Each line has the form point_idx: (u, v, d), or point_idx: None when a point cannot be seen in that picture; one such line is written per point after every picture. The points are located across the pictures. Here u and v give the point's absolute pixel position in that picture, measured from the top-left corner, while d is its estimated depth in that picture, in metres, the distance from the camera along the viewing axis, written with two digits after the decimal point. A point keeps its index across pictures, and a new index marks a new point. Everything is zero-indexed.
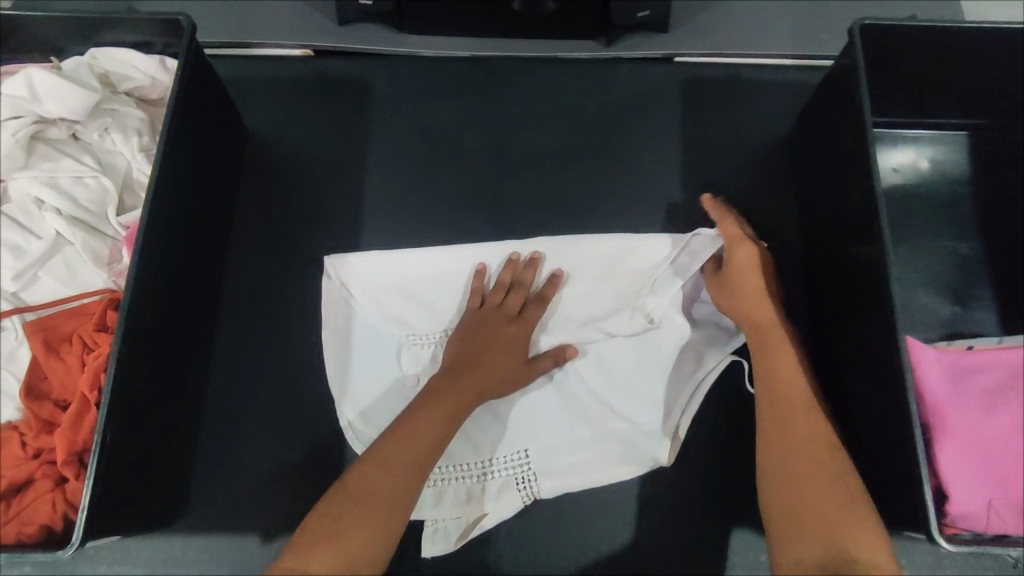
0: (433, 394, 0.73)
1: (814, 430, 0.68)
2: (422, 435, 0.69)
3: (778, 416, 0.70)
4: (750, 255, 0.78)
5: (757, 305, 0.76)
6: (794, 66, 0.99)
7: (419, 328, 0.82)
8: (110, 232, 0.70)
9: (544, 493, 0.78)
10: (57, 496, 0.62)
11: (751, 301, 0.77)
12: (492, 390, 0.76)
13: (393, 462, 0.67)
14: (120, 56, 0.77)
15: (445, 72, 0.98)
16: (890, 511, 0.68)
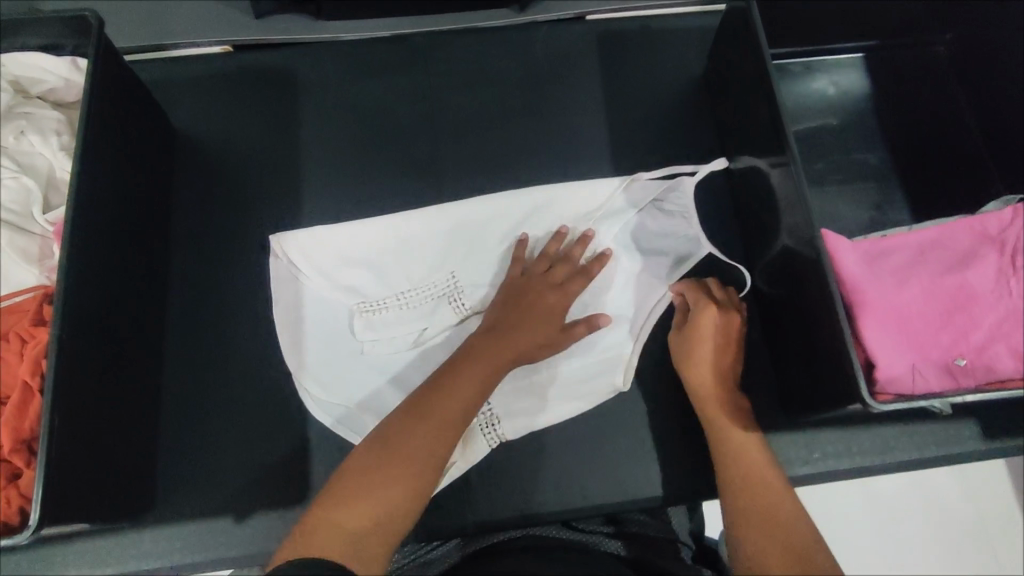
0: (470, 354, 0.74)
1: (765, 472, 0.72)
2: (459, 397, 0.70)
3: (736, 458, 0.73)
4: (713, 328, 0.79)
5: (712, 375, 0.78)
6: (699, 12, 1.04)
7: (370, 296, 0.83)
8: (37, 230, 0.69)
9: (509, 434, 0.80)
10: (10, 491, 0.60)
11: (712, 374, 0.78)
12: (525, 354, 0.76)
13: (437, 419, 0.68)
14: (29, 61, 0.76)
15: (366, 53, 0.99)
16: (825, 396, 0.73)
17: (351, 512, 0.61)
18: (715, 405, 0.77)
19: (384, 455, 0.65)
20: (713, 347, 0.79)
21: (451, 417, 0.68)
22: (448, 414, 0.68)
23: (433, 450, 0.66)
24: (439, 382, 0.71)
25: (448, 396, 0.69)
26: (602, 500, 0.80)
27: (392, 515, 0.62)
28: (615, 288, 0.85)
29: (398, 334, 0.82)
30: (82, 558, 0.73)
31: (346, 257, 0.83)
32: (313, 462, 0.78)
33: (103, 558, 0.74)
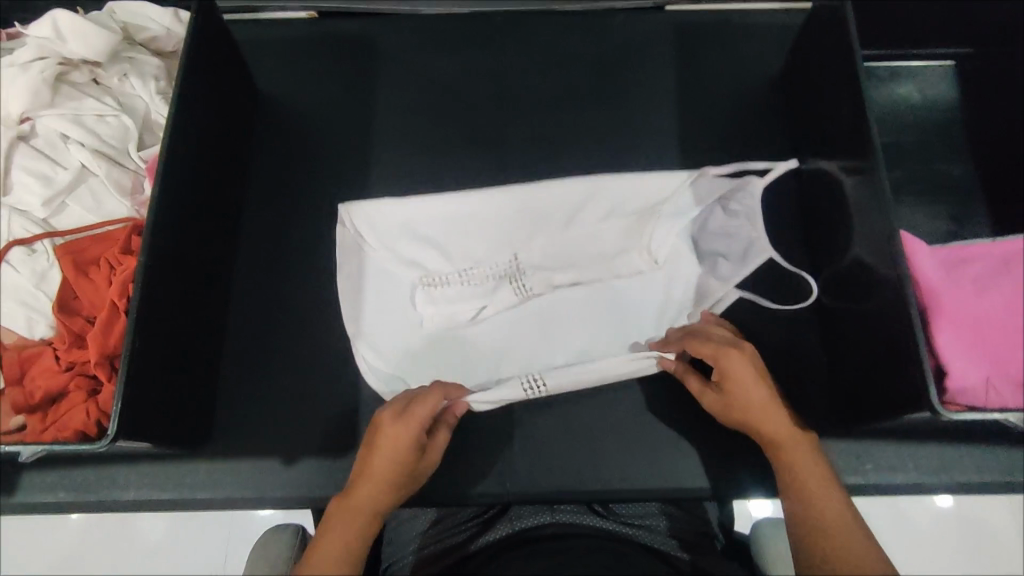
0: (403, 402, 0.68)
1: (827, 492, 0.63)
2: (400, 443, 0.64)
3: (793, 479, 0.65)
4: (748, 369, 0.68)
5: (766, 410, 0.67)
6: (782, 10, 1.02)
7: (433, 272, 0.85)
8: (131, 165, 0.73)
9: (549, 386, 0.75)
10: (90, 405, 0.63)
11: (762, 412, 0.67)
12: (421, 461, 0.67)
13: (381, 473, 0.63)
14: (136, 9, 0.81)
15: (445, 28, 1.01)
16: (885, 402, 0.71)
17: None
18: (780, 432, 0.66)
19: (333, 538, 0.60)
20: (760, 385, 0.68)
21: (392, 477, 0.63)
22: (387, 475, 0.63)
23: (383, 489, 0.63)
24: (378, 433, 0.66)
25: (392, 455, 0.64)
26: (643, 486, 0.80)
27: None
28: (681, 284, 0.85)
29: (457, 310, 0.84)
30: (141, 481, 0.77)
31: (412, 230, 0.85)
32: (362, 416, 0.80)
33: (160, 484, 0.77)
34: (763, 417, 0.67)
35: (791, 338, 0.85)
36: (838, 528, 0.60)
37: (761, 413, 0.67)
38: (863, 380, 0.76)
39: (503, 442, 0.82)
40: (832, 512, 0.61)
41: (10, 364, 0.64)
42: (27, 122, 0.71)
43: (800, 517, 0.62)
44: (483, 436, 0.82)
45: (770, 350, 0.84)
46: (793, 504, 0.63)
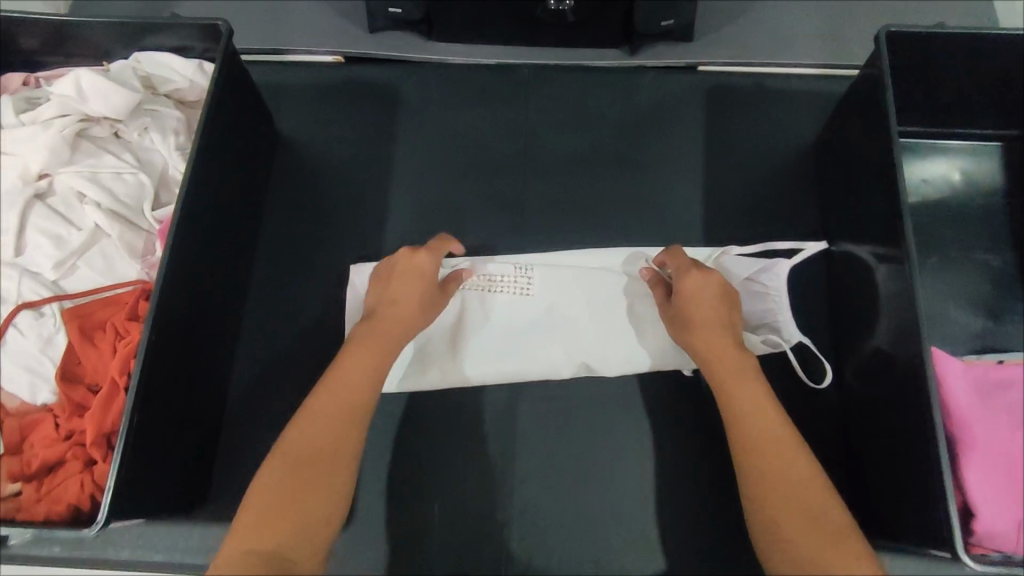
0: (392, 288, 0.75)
1: (767, 426, 0.67)
2: (396, 323, 0.73)
3: (737, 406, 0.70)
4: (700, 288, 0.74)
5: (715, 335, 0.73)
6: (821, 76, 0.98)
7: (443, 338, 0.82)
8: (145, 225, 0.73)
9: (536, 278, 0.83)
10: (85, 477, 0.63)
11: (709, 333, 0.73)
12: (405, 333, 0.73)
13: (371, 345, 0.71)
14: (161, 60, 0.81)
15: (470, 78, 0.99)
16: (907, 522, 0.67)
17: (306, 444, 0.64)
18: (723, 360, 0.72)
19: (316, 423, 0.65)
20: (715, 306, 0.73)
21: (386, 333, 0.72)
22: (382, 333, 0.72)
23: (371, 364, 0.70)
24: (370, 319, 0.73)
25: (388, 309, 0.73)
26: None
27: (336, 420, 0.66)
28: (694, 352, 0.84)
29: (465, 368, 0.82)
30: (135, 541, 0.77)
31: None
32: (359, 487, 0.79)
33: (154, 545, 0.77)
34: (711, 337, 0.73)
35: (807, 430, 0.81)
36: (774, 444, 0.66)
37: (709, 335, 0.73)
38: (881, 492, 0.72)
39: (501, 523, 0.79)
40: (770, 430, 0.67)
41: (10, 431, 0.64)
42: (44, 178, 0.71)
43: (740, 441, 0.68)
44: (481, 515, 0.79)
45: None
46: (734, 425, 0.69)
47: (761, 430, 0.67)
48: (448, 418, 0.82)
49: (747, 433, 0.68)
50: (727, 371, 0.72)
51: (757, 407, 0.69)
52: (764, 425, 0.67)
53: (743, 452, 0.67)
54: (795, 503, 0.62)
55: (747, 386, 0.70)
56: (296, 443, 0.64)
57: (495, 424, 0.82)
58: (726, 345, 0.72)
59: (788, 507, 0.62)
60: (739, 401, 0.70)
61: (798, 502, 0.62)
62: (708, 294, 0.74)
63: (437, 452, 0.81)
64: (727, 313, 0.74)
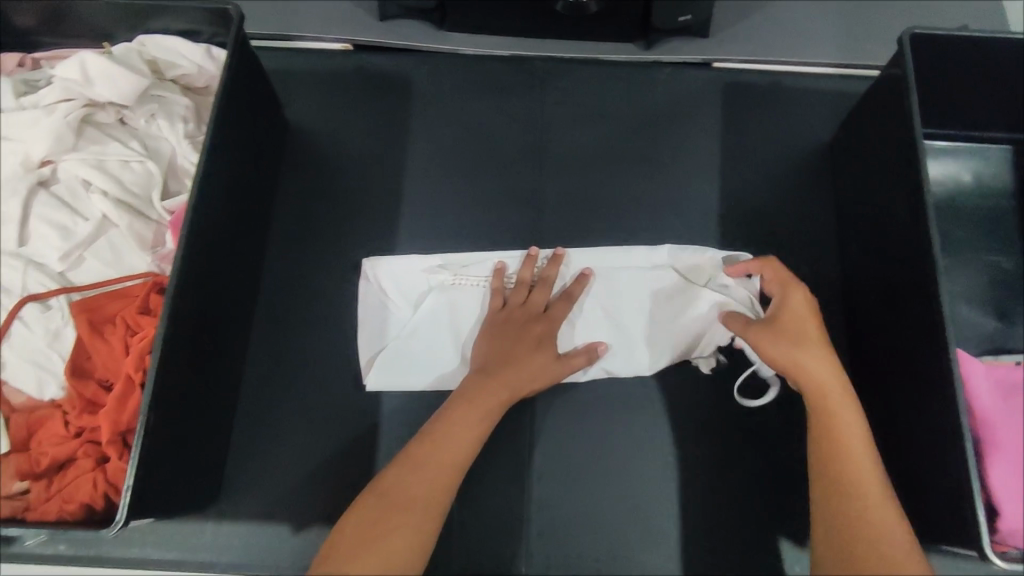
0: (511, 337, 0.75)
1: (864, 461, 0.64)
2: (524, 376, 0.73)
3: (837, 435, 0.65)
4: (803, 304, 0.72)
5: (821, 356, 0.69)
6: (835, 75, 0.98)
7: (461, 330, 0.80)
8: (155, 216, 0.70)
9: (572, 265, 0.83)
10: (98, 476, 0.60)
11: (812, 353, 0.69)
12: (530, 386, 0.73)
13: (495, 394, 0.71)
14: (166, 43, 0.77)
15: (483, 69, 0.98)
16: (936, 525, 0.67)
17: (422, 474, 0.65)
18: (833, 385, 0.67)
19: (425, 457, 0.66)
20: (812, 328, 0.71)
21: (513, 381, 0.72)
22: (511, 380, 0.72)
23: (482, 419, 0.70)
24: (503, 365, 0.73)
25: (510, 366, 0.73)
26: None
27: (453, 460, 0.67)
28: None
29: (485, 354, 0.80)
30: (145, 539, 0.75)
31: (429, 271, 0.82)
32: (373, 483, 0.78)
33: (163, 544, 0.75)
34: (816, 359, 0.68)
35: None
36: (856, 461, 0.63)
37: (813, 356, 0.69)
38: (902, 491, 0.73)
39: (518, 523, 0.78)
40: (868, 468, 0.63)
41: (17, 427, 0.61)
42: (48, 166, 0.68)
43: (831, 473, 0.64)
44: (496, 515, 0.78)
45: (801, 443, 0.81)
46: (829, 456, 0.64)
47: (855, 464, 0.63)
48: None
49: (846, 463, 0.63)
50: (834, 398, 0.67)
51: (862, 441, 0.65)
52: (863, 458, 0.64)
53: (834, 484, 0.63)
54: (876, 545, 0.58)
55: (850, 417, 0.66)
56: (414, 472, 0.65)
57: (512, 421, 0.81)
58: (829, 370, 0.68)
59: (869, 546, 0.58)
60: (837, 432, 0.65)
61: (882, 545, 0.58)
62: (803, 309, 0.72)
63: None
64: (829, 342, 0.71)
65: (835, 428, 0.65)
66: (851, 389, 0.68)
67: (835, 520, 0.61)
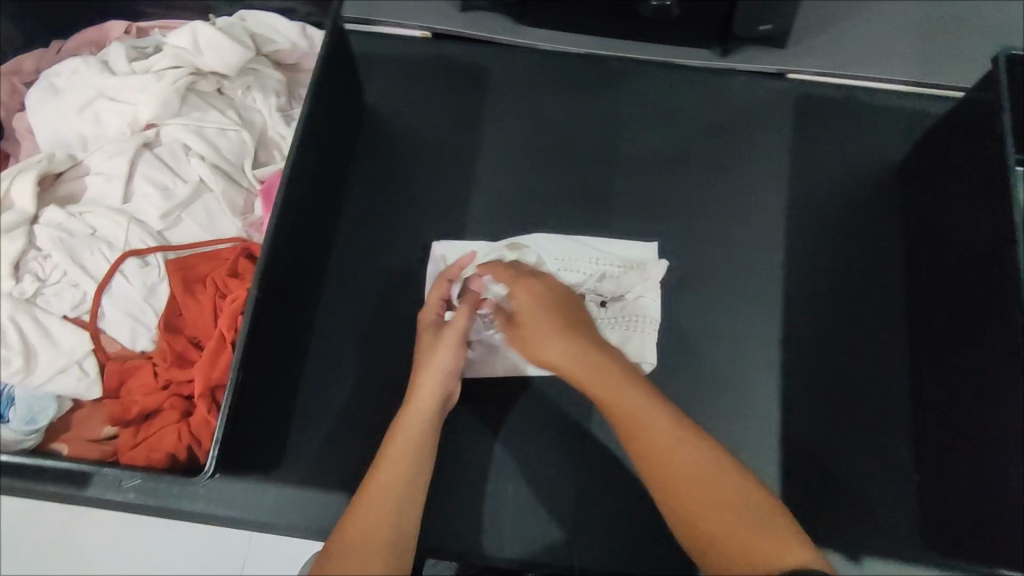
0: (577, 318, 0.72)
1: (683, 446, 0.61)
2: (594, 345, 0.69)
3: (647, 424, 0.63)
4: (528, 290, 0.72)
5: (555, 336, 0.69)
6: (912, 94, 0.97)
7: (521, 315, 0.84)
8: (246, 184, 0.73)
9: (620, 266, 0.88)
10: (182, 428, 0.63)
11: (531, 336, 0.70)
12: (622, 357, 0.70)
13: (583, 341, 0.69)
14: (265, 20, 0.80)
15: (557, 65, 0.99)
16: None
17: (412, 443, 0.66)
18: (608, 383, 0.65)
19: (393, 453, 0.65)
20: (545, 305, 0.71)
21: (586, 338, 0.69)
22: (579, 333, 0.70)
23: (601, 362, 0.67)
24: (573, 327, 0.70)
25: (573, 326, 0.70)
26: None
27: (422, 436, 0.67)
28: (766, 357, 0.85)
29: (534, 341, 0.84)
30: (209, 495, 0.77)
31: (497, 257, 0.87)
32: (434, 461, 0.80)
33: (226, 501, 0.77)
34: (556, 345, 0.68)
35: (877, 443, 0.81)
36: (711, 504, 0.58)
37: (560, 340, 0.68)
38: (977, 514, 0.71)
39: (573, 511, 0.79)
40: (685, 450, 0.61)
41: (110, 375, 0.64)
42: (151, 129, 0.71)
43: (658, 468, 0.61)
44: (551, 502, 0.79)
45: (856, 458, 0.81)
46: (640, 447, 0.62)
47: (679, 449, 0.61)
48: (522, 401, 0.82)
49: (660, 453, 0.61)
50: (613, 392, 0.65)
51: (665, 425, 0.62)
52: (681, 443, 0.61)
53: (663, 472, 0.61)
54: (727, 523, 0.57)
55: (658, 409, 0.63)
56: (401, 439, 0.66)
57: (571, 412, 0.82)
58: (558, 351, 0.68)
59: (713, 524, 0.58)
60: (638, 425, 0.63)
61: (726, 522, 0.57)
62: (590, 347, 0.68)
63: (508, 436, 0.81)
64: (570, 316, 0.71)
65: (643, 431, 0.62)
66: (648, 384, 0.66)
67: (678, 507, 0.60)
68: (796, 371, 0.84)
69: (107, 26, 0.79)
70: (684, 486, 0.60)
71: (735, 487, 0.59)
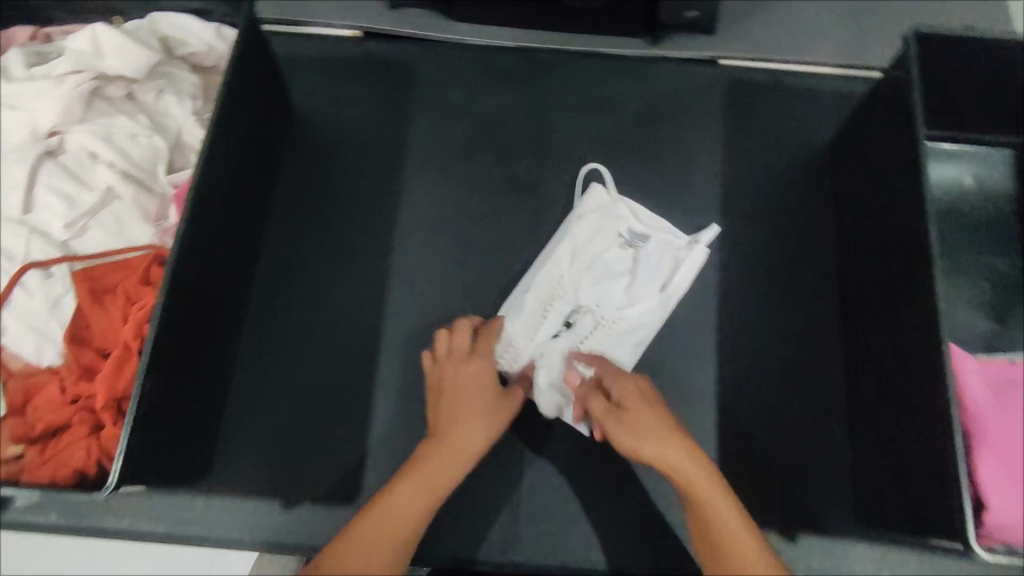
0: (641, 416, 0.65)
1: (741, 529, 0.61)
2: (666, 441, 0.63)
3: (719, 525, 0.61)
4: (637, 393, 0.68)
5: (660, 440, 0.63)
6: (841, 76, 0.98)
7: (557, 259, 0.84)
8: (158, 189, 0.70)
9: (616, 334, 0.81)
10: (92, 444, 0.61)
11: (667, 444, 0.63)
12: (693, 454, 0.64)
13: (656, 435, 0.63)
14: (177, 22, 0.78)
15: (488, 59, 0.98)
16: (922, 517, 0.67)
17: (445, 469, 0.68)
18: (697, 481, 0.62)
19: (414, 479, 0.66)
20: (653, 411, 0.66)
21: (665, 432, 0.64)
22: (652, 423, 0.64)
23: (675, 458, 0.62)
24: (645, 425, 0.64)
25: (644, 420, 0.65)
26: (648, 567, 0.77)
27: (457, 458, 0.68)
28: (701, 343, 0.85)
29: (542, 277, 0.83)
30: (135, 511, 0.75)
31: (622, 243, 0.83)
32: (368, 465, 0.78)
33: (153, 516, 0.75)
34: (663, 449, 0.62)
35: (812, 422, 0.82)
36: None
37: (662, 448, 0.62)
38: (897, 485, 0.72)
39: (510, 508, 0.78)
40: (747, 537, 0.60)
41: (15, 392, 0.63)
42: (56, 136, 0.69)
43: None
44: (488, 499, 0.78)
45: (789, 438, 0.81)
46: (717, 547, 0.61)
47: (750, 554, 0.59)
48: None
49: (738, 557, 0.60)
50: (702, 504, 0.62)
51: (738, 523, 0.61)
52: (747, 548, 0.60)
53: None
54: None
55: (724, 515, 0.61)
56: (433, 462, 0.68)
57: None
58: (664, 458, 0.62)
59: None
60: (711, 524, 0.62)
61: None
62: (673, 445, 0.63)
63: None
64: (670, 416, 0.66)
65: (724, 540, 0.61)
66: (715, 472, 0.63)
67: None
68: (731, 356, 0.85)
69: (11, 32, 0.77)
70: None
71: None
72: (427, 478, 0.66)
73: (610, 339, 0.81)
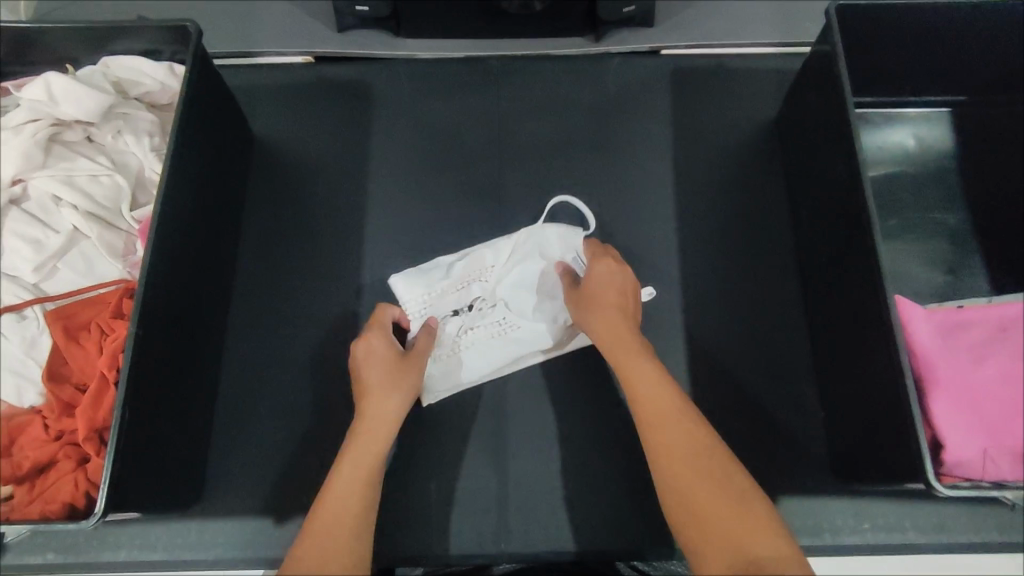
0: (594, 296, 0.77)
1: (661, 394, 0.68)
2: (609, 318, 0.75)
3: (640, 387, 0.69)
4: (605, 274, 0.77)
5: (609, 317, 0.75)
6: (779, 54, 1.02)
7: (492, 256, 0.86)
8: (124, 226, 0.73)
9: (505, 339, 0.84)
10: (79, 476, 0.64)
11: (608, 321, 0.74)
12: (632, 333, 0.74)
13: (601, 313, 0.75)
14: (130, 63, 0.79)
15: (439, 71, 1.01)
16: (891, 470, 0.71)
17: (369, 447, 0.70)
18: (623, 349, 0.72)
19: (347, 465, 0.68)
20: (613, 294, 0.76)
21: (608, 310, 0.75)
22: (599, 302, 0.76)
23: (614, 332, 0.74)
24: (596, 305, 0.76)
25: (597, 299, 0.76)
26: (639, 543, 0.79)
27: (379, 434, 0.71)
28: (671, 322, 0.88)
29: (471, 263, 0.86)
30: (131, 542, 0.77)
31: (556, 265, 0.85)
32: None
33: (150, 546, 0.77)
34: (607, 321, 0.74)
35: (783, 388, 0.85)
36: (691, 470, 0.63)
37: (608, 321, 0.74)
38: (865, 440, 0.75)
39: (498, 500, 0.80)
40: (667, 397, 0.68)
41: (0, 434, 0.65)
42: (18, 184, 0.71)
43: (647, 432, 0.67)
44: (477, 495, 0.81)
45: (763, 405, 0.84)
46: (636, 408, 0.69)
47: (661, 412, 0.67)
48: (439, 402, 0.84)
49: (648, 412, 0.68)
50: (627, 368, 0.71)
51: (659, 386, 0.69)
52: (668, 406, 0.67)
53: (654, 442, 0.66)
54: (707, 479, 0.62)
55: (647, 380, 0.69)
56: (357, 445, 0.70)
57: (487, 405, 0.84)
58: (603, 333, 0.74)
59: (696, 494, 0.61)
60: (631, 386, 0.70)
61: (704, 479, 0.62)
62: (615, 324, 0.74)
63: (427, 438, 0.83)
64: (627, 302, 0.76)
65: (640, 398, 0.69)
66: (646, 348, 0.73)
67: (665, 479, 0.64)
68: (700, 332, 0.87)
69: None
70: (671, 453, 0.64)
71: (713, 456, 0.63)
72: (355, 455, 0.69)
73: (502, 340, 0.84)
